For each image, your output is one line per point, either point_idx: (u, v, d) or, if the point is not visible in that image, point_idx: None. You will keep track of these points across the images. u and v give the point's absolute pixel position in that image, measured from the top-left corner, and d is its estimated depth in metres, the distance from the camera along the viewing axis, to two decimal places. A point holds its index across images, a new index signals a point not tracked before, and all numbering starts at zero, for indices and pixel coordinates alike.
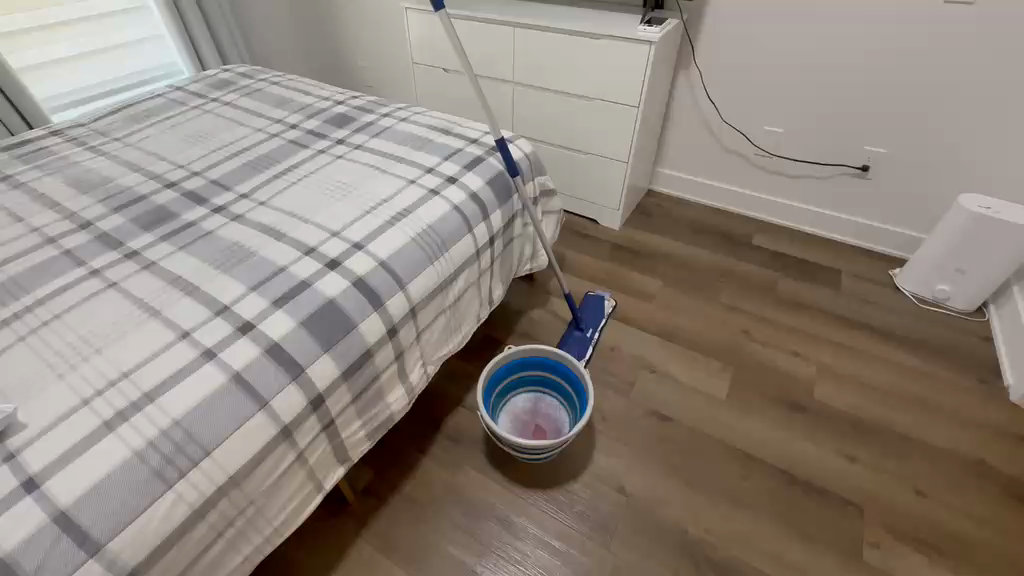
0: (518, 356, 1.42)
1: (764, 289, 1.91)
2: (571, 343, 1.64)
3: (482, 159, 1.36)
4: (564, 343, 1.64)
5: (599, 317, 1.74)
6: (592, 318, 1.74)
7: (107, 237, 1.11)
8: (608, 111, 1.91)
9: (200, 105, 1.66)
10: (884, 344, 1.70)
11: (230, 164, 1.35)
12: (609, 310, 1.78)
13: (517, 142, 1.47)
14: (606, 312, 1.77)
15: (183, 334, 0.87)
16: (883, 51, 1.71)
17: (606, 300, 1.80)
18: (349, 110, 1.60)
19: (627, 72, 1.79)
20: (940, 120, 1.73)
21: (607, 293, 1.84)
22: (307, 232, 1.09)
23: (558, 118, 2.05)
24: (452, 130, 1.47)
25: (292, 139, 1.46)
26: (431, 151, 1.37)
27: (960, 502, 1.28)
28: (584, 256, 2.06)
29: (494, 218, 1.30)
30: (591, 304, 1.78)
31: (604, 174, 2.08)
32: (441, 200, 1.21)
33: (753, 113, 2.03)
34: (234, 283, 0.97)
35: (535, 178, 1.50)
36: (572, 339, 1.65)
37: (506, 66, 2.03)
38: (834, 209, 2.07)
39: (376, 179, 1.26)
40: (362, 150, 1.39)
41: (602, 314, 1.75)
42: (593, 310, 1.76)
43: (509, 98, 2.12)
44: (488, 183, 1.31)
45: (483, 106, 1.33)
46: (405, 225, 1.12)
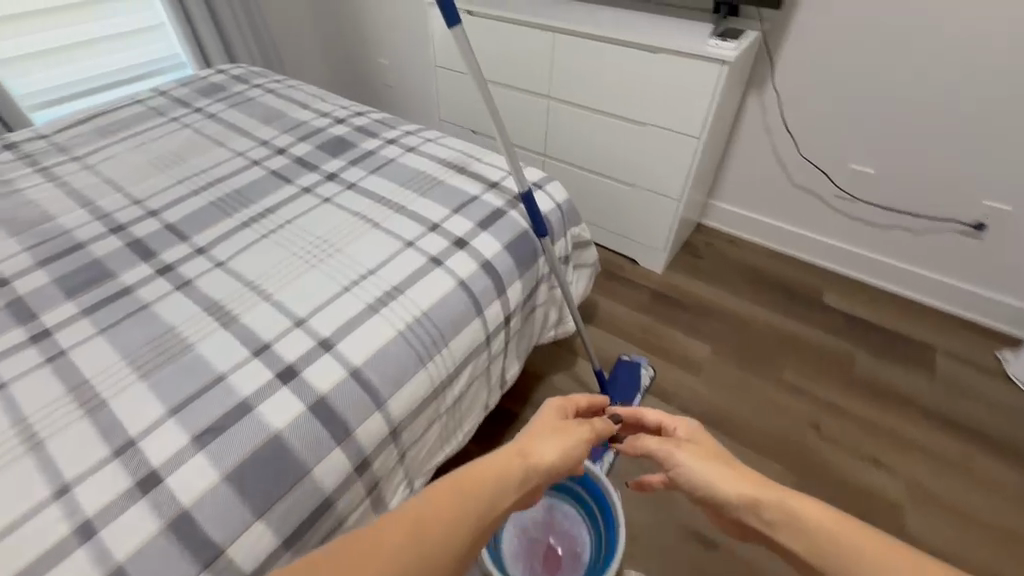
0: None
1: (834, 365, 1.58)
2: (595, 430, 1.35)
3: (500, 210, 1.07)
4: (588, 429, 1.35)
5: (632, 396, 1.44)
6: (622, 397, 1.43)
7: (20, 305, 0.88)
8: (660, 139, 1.58)
9: (181, 117, 1.41)
10: (992, 457, 1.36)
11: (194, 201, 1.10)
12: (644, 386, 1.48)
13: (548, 186, 1.17)
14: (640, 388, 1.46)
15: (61, 490, 0.62)
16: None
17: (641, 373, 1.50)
18: (348, 132, 1.33)
19: (688, 94, 1.46)
20: None
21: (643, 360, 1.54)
22: (263, 316, 0.84)
23: (598, 142, 1.73)
24: (468, 167, 1.18)
25: (275, 169, 1.20)
26: (438, 197, 1.09)
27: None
28: (618, 304, 1.76)
29: (510, 292, 1.01)
30: (623, 377, 1.48)
31: (650, 211, 1.76)
32: (445, 273, 0.93)
33: (839, 145, 1.66)
34: (149, 399, 0.72)
35: (568, 231, 1.20)
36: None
37: (540, 77, 1.72)
38: (928, 267, 1.71)
39: (366, 238, 0.99)
40: (355, 191, 1.12)
41: (635, 392, 1.46)
42: (624, 385, 1.46)
43: (541, 115, 1.81)
44: (506, 246, 1.02)
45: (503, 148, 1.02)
46: (390, 311, 0.86)
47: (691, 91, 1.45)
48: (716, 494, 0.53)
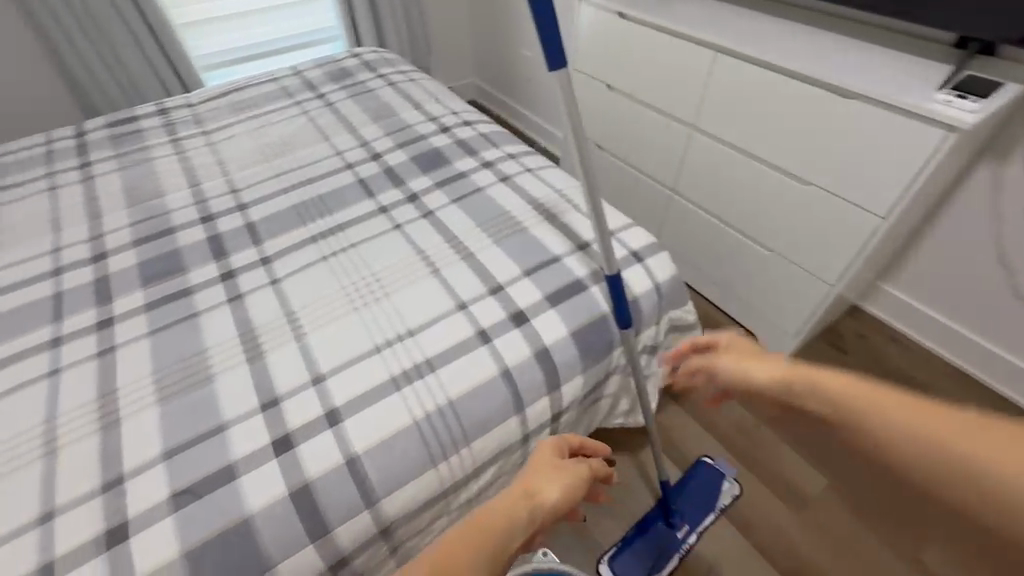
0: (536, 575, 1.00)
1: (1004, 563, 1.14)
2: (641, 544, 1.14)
3: (580, 284, 0.88)
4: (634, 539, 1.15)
5: (702, 515, 1.18)
6: (689, 512, 1.18)
7: (104, 284, 0.92)
8: (825, 208, 1.23)
9: (302, 100, 1.42)
10: None
11: (280, 201, 1.09)
12: (722, 505, 1.20)
13: (650, 260, 0.94)
14: (715, 508, 1.20)
15: (46, 516, 0.62)
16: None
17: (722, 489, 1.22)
18: (447, 145, 1.21)
19: (878, 163, 1.09)
20: None
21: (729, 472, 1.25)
22: (287, 361, 0.77)
23: (740, 192, 1.40)
24: (561, 216, 1.00)
25: (364, 177, 1.14)
26: (514, 250, 0.93)
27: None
28: None
29: (566, 389, 0.82)
30: (696, 486, 1.23)
31: (789, 288, 1.41)
32: (490, 355, 0.78)
33: None
34: (154, 433, 0.69)
35: (665, 315, 0.96)
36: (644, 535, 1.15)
37: (686, 102, 1.43)
38: None
39: (420, 286, 0.88)
40: (430, 221, 1.01)
41: (707, 510, 1.19)
42: (695, 496, 1.21)
43: (678, 146, 1.52)
44: (573, 332, 0.83)
45: (599, 216, 0.82)
46: (414, 392, 0.74)
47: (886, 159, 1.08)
48: (761, 386, 0.70)
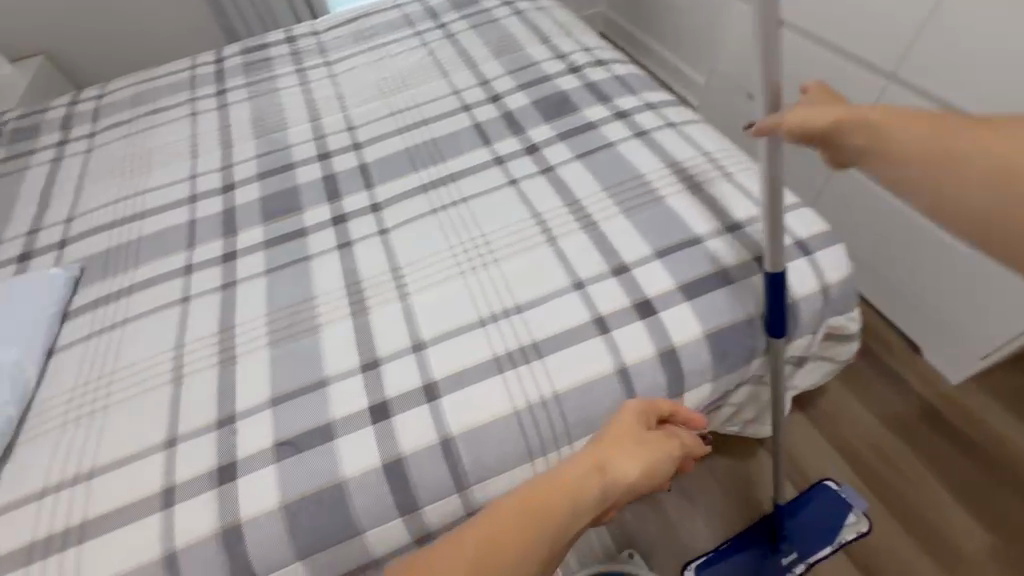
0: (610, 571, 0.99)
1: None
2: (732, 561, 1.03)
3: (725, 275, 0.72)
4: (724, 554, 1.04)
5: (813, 547, 1.02)
6: (798, 540, 1.02)
7: (230, 215, 0.95)
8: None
9: (424, 30, 1.32)
10: None
11: (393, 143, 1.03)
12: (842, 540, 1.03)
13: (820, 254, 0.75)
14: (831, 542, 1.03)
15: (170, 441, 0.66)
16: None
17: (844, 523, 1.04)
18: (576, 88, 1.06)
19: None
20: None
21: (858, 506, 1.05)
22: (388, 322, 0.73)
23: None
24: (707, 186, 0.82)
25: (480, 122, 1.03)
26: (645, 223, 0.79)
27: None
28: (857, 401, 1.23)
29: (690, 398, 0.70)
30: (811, 512, 1.05)
31: (979, 298, 1.08)
32: (605, 348, 0.68)
33: None
34: (265, 377, 0.70)
35: (826, 325, 0.77)
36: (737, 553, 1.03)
37: (894, 43, 1.08)
38: None
39: (533, 256, 0.78)
40: (549, 178, 0.89)
41: (821, 542, 1.03)
42: (807, 524, 1.04)
43: (863, 103, 1.18)
44: (709, 333, 0.69)
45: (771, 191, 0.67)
46: (517, 377, 0.66)
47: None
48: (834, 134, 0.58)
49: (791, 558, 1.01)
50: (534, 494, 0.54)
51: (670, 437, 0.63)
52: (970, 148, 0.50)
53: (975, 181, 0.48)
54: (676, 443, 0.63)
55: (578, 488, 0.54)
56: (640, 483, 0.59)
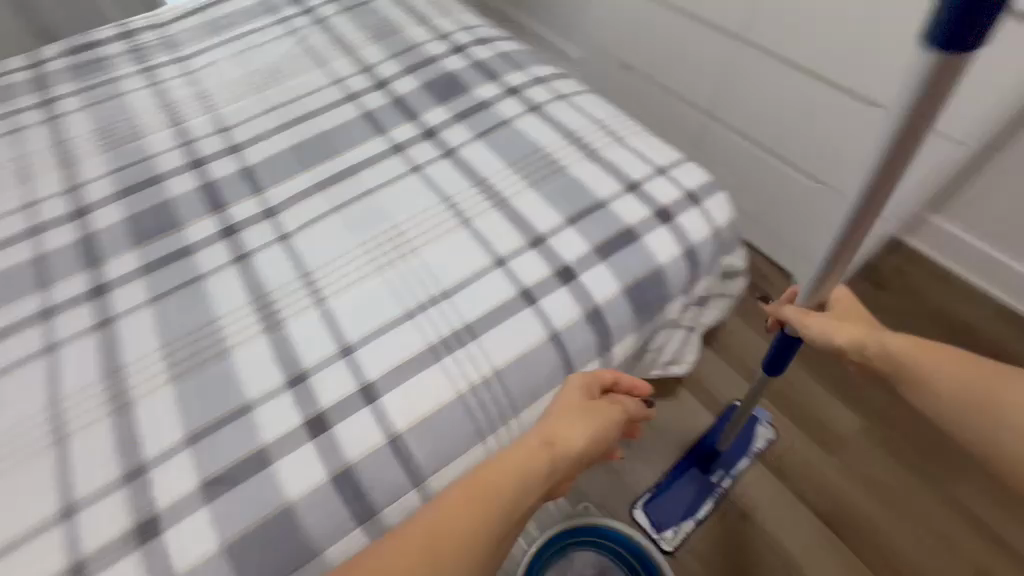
0: (592, 522, 1.04)
1: None
2: (677, 488, 1.16)
3: (632, 232, 0.77)
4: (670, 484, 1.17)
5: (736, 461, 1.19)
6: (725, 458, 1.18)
7: (92, 244, 0.82)
8: (920, 140, 1.06)
9: (287, 16, 1.21)
10: None
11: (277, 141, 0.94)
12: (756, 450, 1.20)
13: (707, 202, 0.83)
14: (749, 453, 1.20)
15: (68, 510, 0.57)
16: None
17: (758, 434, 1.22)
18: (464, 68, 1.05)
19: (1005, 80, 0.93)
20: None
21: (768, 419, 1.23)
22: (309, 333, 0.68)
23: (789, 117, 1.24)
24: (603, 152, 0.87)
25: (370, 110, 0.99)
26: (553, 194, 0.82)
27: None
28: (752, 330, 1.40)
29: (617, 351, 0.75)
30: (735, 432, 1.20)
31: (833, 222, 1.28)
32: (537, 318, 0.70)
33: None
34: (174, 414, 0.62)
35: (719, 265, 0.86)
36: (680, 481, 1.17)
37: (740, 11, 1.20)
38: None
39: (451, 240, 0.77)
40: (453, 161, 0.88)
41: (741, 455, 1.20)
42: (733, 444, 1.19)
43: (721, 64, 1.31)
44: (625, 288, 0.74)
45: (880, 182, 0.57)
46: (456, 361, 0.66)
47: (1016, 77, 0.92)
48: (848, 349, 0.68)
49: (721, 475, 1.17)
50: (500, 464, 0.57)
51: (611, 409, 0.68)
52: (969, 377, 0.61)
53: (972, 408, 0.60)
54: (616, 411, 0.68)
55: (526, 466, 0.57)
56: (584, 454, 0.63)
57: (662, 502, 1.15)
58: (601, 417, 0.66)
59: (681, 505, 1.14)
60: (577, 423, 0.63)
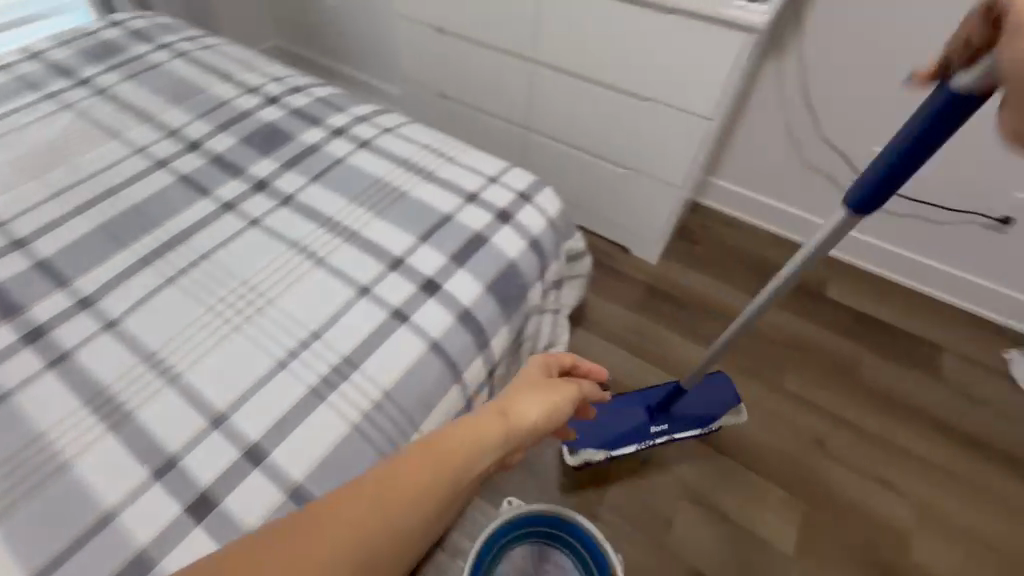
0: (543, 512, 1.06)
1: (839, 371, 1.42)
2: (607, 419, 1.21)
3: (480, 236, 0.85)
4: (604, 411, 1.22)
5: (687, 427, 1.22)
6: (675, 420, 1.21)
7: None
8: (678, 123, 1.31)
9: (59, 90, 1.08)
10: (994, 470, 1.29)
11: (77, 224, 0.84)
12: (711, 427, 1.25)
13: (538, 197, 0.95)
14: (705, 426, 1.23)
15: None
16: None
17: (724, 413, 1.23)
18: (283, 117, 1.05)
19: (720, 70, 1.17)
20: None
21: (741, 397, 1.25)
22: (169, 415, 0.62)
23: (587, 119, 1.45)
24: (437, 172, 0.94)
25: (186, 173, 0.93)
26: (400, 218, 0.86)
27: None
28: (611, 302, 1.59)
29: (495, 344, 0.81)
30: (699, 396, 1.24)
31: (645, 197, 1.52)
32: (412, 333, 0.73)
33: (868, 126, 1.44)
34: (9, 558, 0.52)
35: (563, 249, 0.99)
36: (618, 418, 1.21)
37: (525, 37, 1.40)
38: (949, 263, 1.51)
39: (308, 283, 0.77)
40: (292, 207, 0.87)
41: (695, 425, 1.23)
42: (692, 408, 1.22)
43: (524, 84, 1.50)
44: (487, 285, 0.81)
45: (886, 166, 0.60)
46: (341, 396, 0.66)
47: (723, 69, 1.17)
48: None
49: (659, 428, 1.21)
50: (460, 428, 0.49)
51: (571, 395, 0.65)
52: None
53: None
54: (574, 390, 0.65)
55: (487, 427, 0.51)
56: (541, 429, 0.58)
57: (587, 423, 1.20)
58: (558, 391, 0.63)
59: (605, 435, 1.19)
60: (536, 391, 0.60)
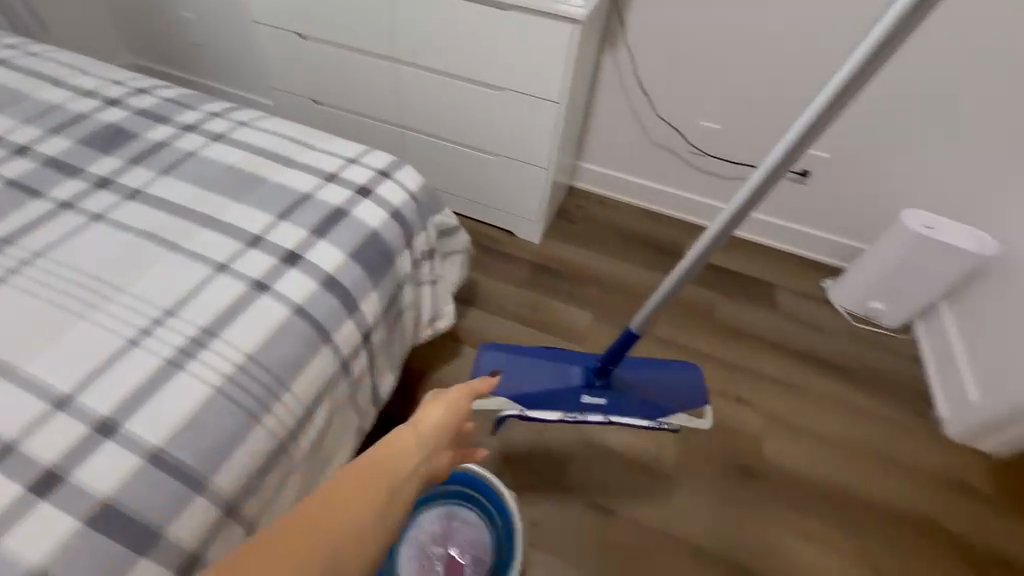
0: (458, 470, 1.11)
1: (699, 314, 1.64)
2: (538, 372, 1.15)
3: (341, 211, 0.90)
4: (537, 365, 1.15)
5: (627, 412, 1.15)
6: (619, 398, 1.14)
7: None
8: (533, 109, 1.45)
9: None
10: (826, 376, 1.53)
11: None
12: (661, 421, 1.15)
13: (398, 174, 1.01)
14: (651, 419, 1.14)
15: None
16: (854, 35, 1.41)
17: (677, 412, 1.15)
18: (126, 117, 1.02)
19: (558, 55, 1.32)
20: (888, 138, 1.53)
21: (707, 406, 1.16)
22: (7, 405, 0.61)
23: (454, 111, 1.55)
24: (295, 158, 0.98)
25: (14, 177, 0.88)
26: (258, 200, 0.88)
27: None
28: (501, 282, 1.69)
29: (365, 308, 0.86)
30: (666, 382, 1.15)
31: (519, 181, 1.65)
32: (274, 301, 0.76)
33: (693, 104, 1.69)
34: None
35: (430, 222, 1.06)
36: (551, 379, 1.14)
37: (384, 38, 1.47)
38: (772, 215, 1.80)
39: (160, 267, 0.77)
40: (140, 200, 0.86)
41: (641, 413, 1.15)
42: (646, 391, 1.15)
43: (391, 82, 1.57)
44: (350, 253, 0.86)
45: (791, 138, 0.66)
46: (199, 364, 0.68)
47: (560, 56, 1.32)
48: None
49: (594, 400, 1.13)
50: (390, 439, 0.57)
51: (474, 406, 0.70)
52: None
53: None
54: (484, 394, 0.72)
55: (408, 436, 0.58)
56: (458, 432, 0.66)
57: (513, 370, 1.14)
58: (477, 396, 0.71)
59: (530, 385, 1.13)
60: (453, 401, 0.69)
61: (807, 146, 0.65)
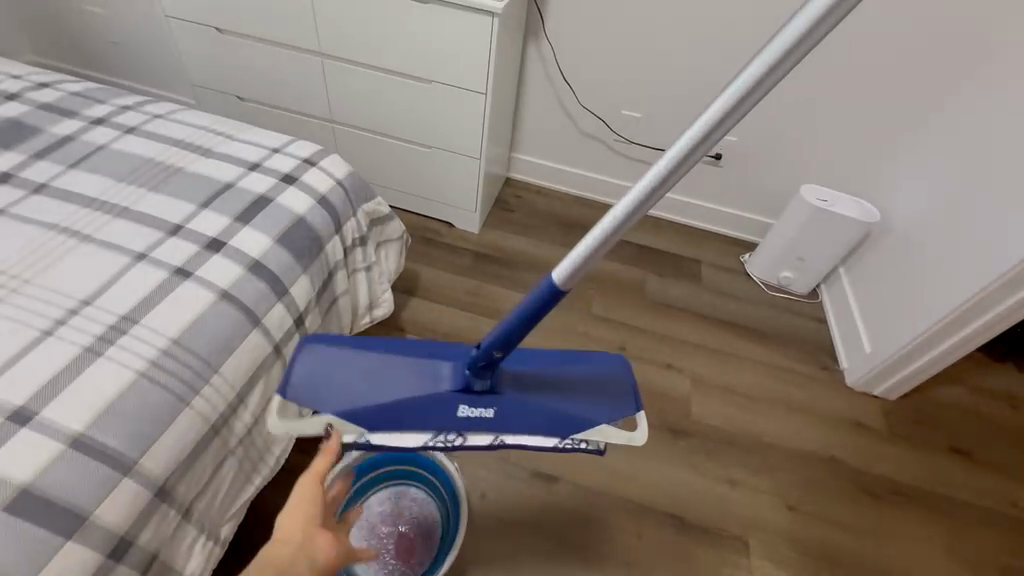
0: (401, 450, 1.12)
1: (631, 291, 1.75)
2: (388, 373, 0.68)
3: (265, 199, 0.91)
4: (389, 361, 0.69)
5: (529, 429, 0.67)
6: (515, 406, 0.67)
7: None
8: (461, 99, 1.50)
9: None
10: (745, 340, 1.68)
11: None
12: (573, 444, 0.68)
13: (323, 162, 1.03)
14: (561, 437, 0.67)
15: None
16: (749, 28, 1.56)
17: (600, 423, 0.68)
18: (28, 112, 0.97)
19: (481, 46, 1.37)
20: (785, 122, 1.69)
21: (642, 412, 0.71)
22: None
23: (384, 104, 1.57)
24: (216, 149, 0.97)
25: None
26: (177, 191, 0.88)
27: (844, 517, 1.33)
28: (441, 272, 1.72)
29: (296, 293, 0.87)
30: (586, 384, 0.71)
31: (453, 171, 1.68)
32: (198, 287, 0.76)
33: (615, 94, 1.80)
34: None
35: (360, 209, 1.08)
36: (408, 382, 0.68)
37: (308, 32, 1.47)
38: (693, 197, 1.95)
39: (73, 259, 0.75)
40: (48, 194, 0.84)
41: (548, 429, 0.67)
42: (555, 394, 0.69)
43: (318, 77, 1.57)
44: (278, 238, 0.87)
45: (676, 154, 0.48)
46: (120, 351, 0.68)
47: (483, 47, 1.37)
48: None
49: (476, 413, 0.66)
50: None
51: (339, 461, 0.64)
52: None
53: None
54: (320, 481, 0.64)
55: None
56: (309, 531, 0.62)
57: (346, 373, 0.67)
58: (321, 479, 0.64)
59: (370, 394, 0.66)
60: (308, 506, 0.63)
61: (693, 162, 0.48)
